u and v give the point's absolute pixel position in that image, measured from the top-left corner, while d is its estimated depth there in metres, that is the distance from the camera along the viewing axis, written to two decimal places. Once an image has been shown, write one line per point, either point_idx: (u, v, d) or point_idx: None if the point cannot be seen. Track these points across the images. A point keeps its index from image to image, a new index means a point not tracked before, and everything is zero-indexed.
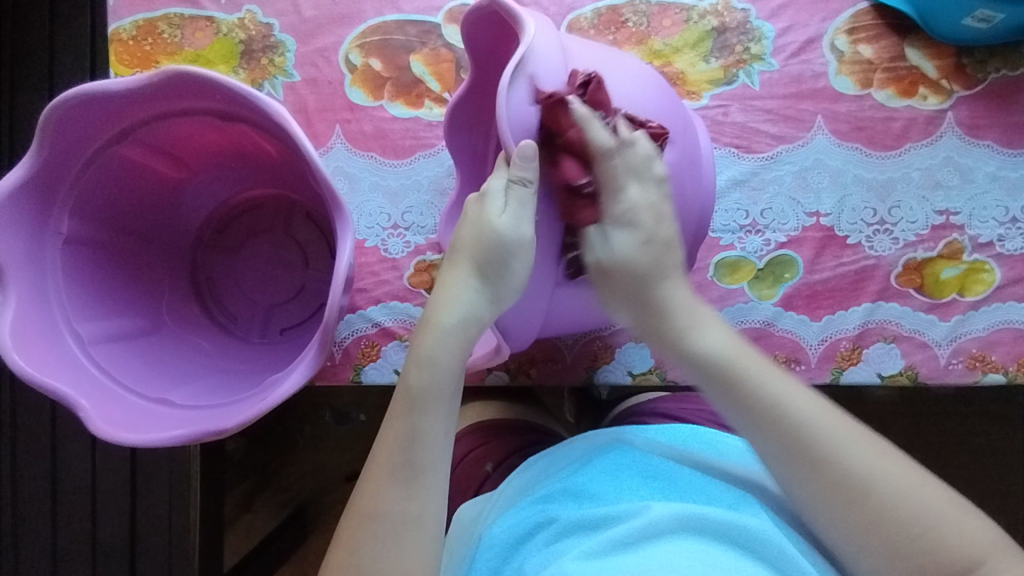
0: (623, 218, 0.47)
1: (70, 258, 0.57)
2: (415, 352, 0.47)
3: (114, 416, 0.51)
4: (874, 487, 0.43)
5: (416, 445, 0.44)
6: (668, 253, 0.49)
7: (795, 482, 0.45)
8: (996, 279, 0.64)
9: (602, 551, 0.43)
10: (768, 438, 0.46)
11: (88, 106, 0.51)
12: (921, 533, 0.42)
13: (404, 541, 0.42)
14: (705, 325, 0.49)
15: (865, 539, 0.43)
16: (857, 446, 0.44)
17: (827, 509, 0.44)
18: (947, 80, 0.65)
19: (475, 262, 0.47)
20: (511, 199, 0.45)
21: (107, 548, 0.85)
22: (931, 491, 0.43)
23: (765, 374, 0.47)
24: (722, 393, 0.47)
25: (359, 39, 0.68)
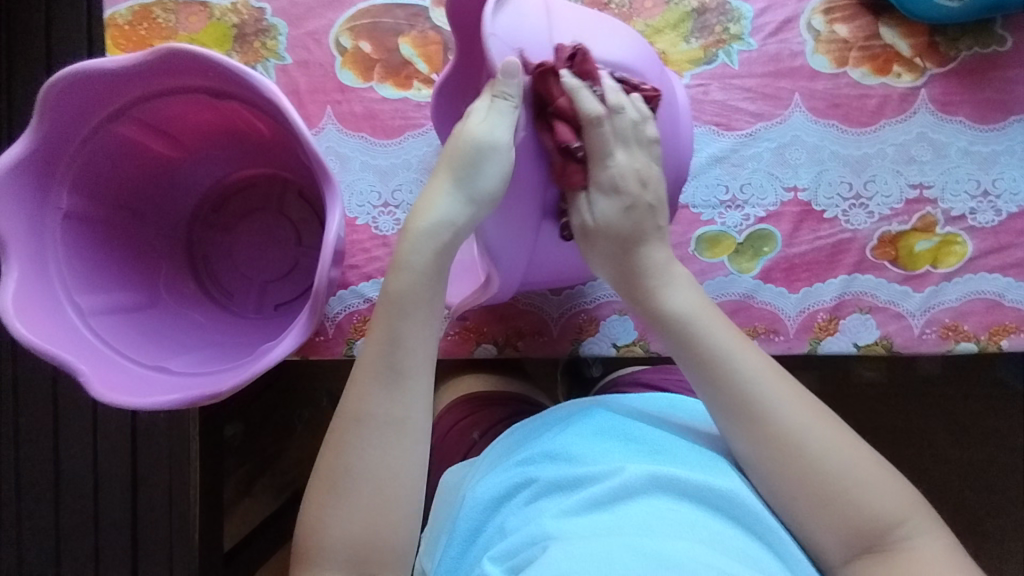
0: (608, 184, 0.51)
1: (70, 233, 0.59)
2: (397, 258, 0.49)
3: (114, 381, 0.54)
4: (808, 449, 0.47)
5: (396, 348, 0.48)
6: (649, 218, 0.52)
7: (739, 439, 0.49)
8: (968, 251, 0.66)
9: (578, 510, 0.45)
10: (717, 394, 0.50)
11: (84, 83, 0.53)
12: (849, 494, 0.47)
13: (388, 441, 0.47)
14: (678, 285, 0.53)
15: (800, 495, 0.47)
16: (795, 409, 0.49)
17: (771, 463, 0.48)
18: (920, 58, 0.67)
19: (456, 169, 0.49)
20: (491, 112, 0.47)
21: (109, 526, 0.87)
22: (860, 460, 0.48)
23: (723, 336, 0.51)
24: (684, 350, 0.51)
25: (348, 22, 0.70)
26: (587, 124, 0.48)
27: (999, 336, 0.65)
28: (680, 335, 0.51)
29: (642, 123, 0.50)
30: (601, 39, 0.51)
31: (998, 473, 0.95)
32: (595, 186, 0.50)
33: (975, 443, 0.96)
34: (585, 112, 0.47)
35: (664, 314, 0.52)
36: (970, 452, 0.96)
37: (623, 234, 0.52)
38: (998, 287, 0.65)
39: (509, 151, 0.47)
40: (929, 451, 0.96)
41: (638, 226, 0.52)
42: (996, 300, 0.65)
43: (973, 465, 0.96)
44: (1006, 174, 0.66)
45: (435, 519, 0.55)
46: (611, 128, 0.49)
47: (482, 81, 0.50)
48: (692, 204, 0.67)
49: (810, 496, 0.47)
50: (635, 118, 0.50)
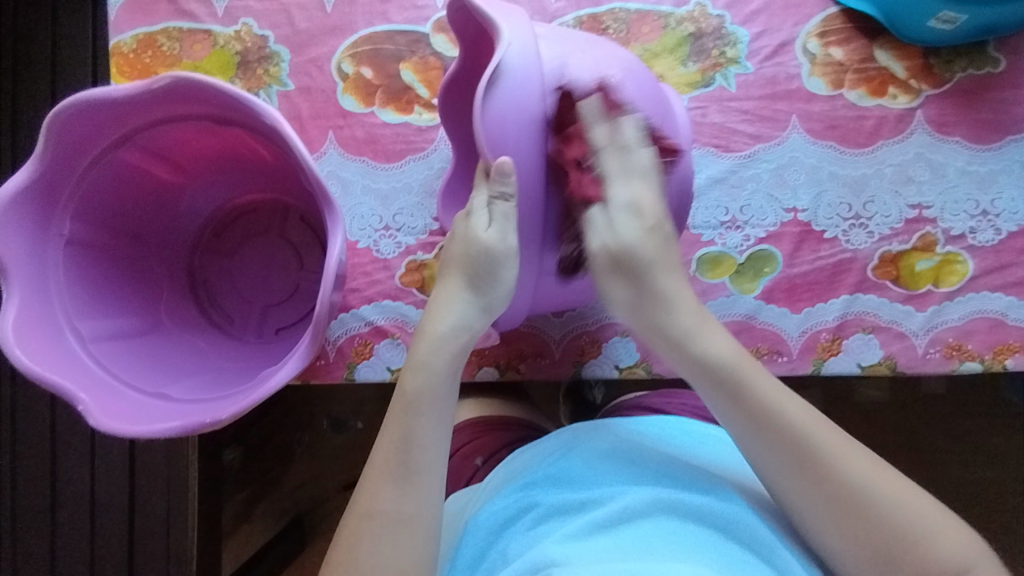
0: (628, 206, 0.47)
1: (72, 259, 0.59)
2: (411, 357, 0.49)
3: (114, 408, 0.53)
4: (861, 492, 0.43)
5: (411, 447, 0.46)
6: (667, 251, 0.48)
7: (784, 484, 0.45)
8: (969, 270, 0.66)
9: (582, 533, 0.45)
10: (756, 432, 0.46)
11: (88, 112, 0.53)
12: (914, 548, 0.42)
13: (394, 538, 0.44)
14: (711, 331, 0.48)
15: (839, 527, 0.44)
16: (847, 457, 0.44)
17: (809, 501, 0.44)
18: (915, 80, 0.68)
19: (466, 272, 0.49)
20: (495, 215, 0.48)
21: (106, 554, 0.86)
22: (921, 502, 0.43)
23: (759, 375, 0.47)
24: (724, 399, 0.47)
25: (350, 49, 0.71)
26: (594, 153, 0.47)
27: (1003, 355, 0.65)
28: (719, 379, 0.47)
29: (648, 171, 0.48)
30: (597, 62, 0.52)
31: (1004, 493, 0.94)
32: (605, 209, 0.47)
33: (986, 463, 0.95)
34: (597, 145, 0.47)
35: (695, 357, 0.47)
36: (980, 470, 0.95)
37: (638, 261, 0.47)
38: (1000, 306, 0.65)
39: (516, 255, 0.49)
40: (935, 471, 0.95)
41: (653, 255, 0.48)
42: (999, 319, 0.65)
43: (981, 486, 0.95)
44: (1004, 193, 0.66)
45: None
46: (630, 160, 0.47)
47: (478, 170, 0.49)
48: (693, 225, 0.67)
49: (869, 549, 0.43)
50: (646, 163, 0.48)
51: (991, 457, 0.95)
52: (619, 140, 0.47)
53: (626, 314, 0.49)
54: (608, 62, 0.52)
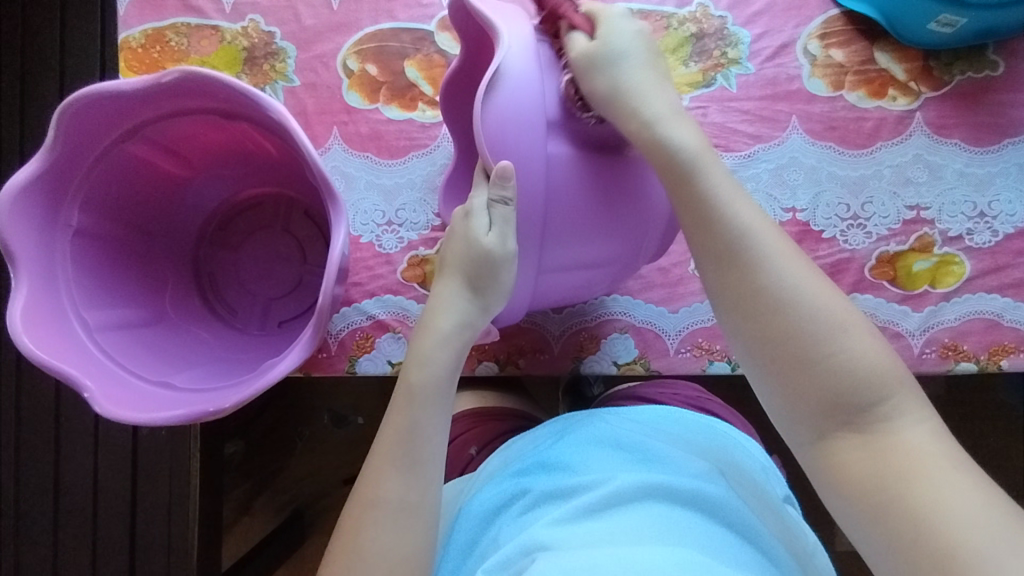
0: (623, 15, 0.51)
1: (79, 250, 0.60)
2: (415, 352, 0.52)
3: (120, 395, 0.54)
4: (798, 301, 0.45)
5: (414, 437, 0.49)
6: (655, 56, 0.52)
7: (723, 289, 0.47)
8: (966, 271, 0.66)
9: (570, 518, 0.45)
10: (706, 233, 0.48)
11: (97, 105, 0.54)
12: (830, 354, 0.44)
13: (403, 524, 0.47)
14: (678, 121, 0.50)
15: (770, 339, 0.45)
16: (787, 262, 0.46)
17: (743, 312, 0.46)
18: (915, 82, 0.68)
19: (465, 272, 0.52)
20: (495, 219, 0.49)
21: (108, 543, 0.87)
22: (855, 324, 0.45)
23: (719, 180, 0.49)
24: (675, 183, 0.49)
25: (355, 46, 0.72)
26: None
27: (998, 356, 0.66)
28: (677, 172, 0.49)
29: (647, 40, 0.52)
30: None
31: None
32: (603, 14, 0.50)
33: (984, 465, 0.95)
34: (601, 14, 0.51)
35: (659, 145, 0.49)
36: (978, 472, 0.95)
37: (615, 49, 0.49)
38: (996, 307, 0.66)
39: (515, 259, 0.51)
40: None
41: (633, 51, 0.50)
42: (995, 320, 0.66)
43: None
44: (1002, 196, 0.67)
45: None
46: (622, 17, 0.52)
47: (478, 172, 0.51)
48: None
49: (784, 359, 0.45)
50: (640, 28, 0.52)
51: (989, 458, 0.95)
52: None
53: (599, 107, 0.49)
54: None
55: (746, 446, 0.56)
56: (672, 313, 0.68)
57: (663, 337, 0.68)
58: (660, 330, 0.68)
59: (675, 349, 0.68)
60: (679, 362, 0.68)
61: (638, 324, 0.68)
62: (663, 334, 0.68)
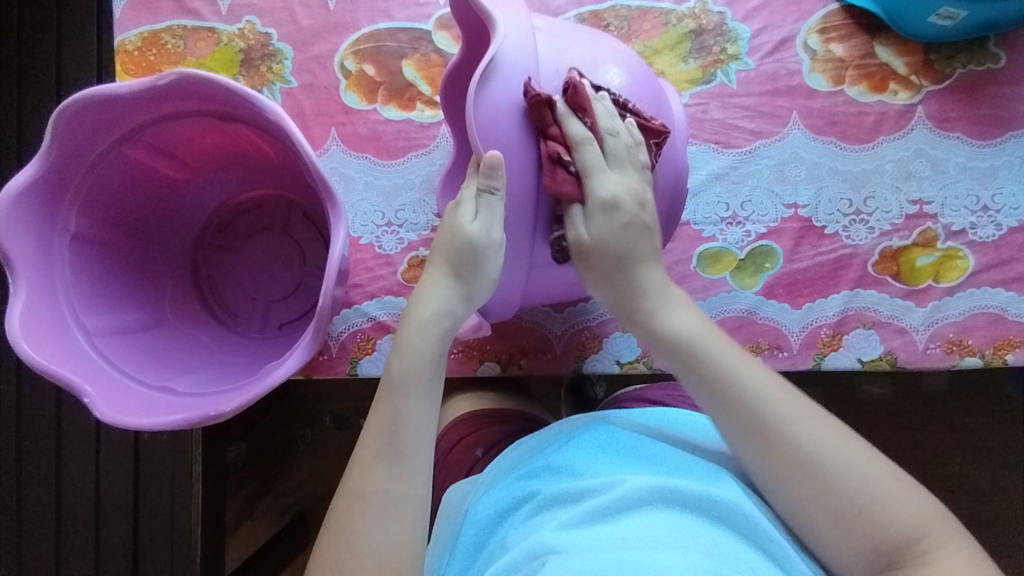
0: (602, 204, 0.49)
1: (77, 254, 0.59)
2: (399, 343, 0.51)
3: (119, 401, 0.54)
4: (809, 450, 0.47)
5: (398, 426, 0.48)
6: (645, 239, 0.52)
7: (749, 457, 0.48)
8: (970, 265, 0.66)
9: (581, 522, 0.45)
10: (722, 407, 0.49)
11: (94, 108, 0.54)
12: (868, 512, 0.45)
13: (390, 515, 0.45)
14: (676, 306, 0.52)
15: (801, 487, 0.46)
16: (762, 385, 0.49)
17: (771, 481, 0.48)
18: (916, 75, 0.68)
19: (450, 261, 0.50)
20: (481, 208, 0.48)
21: (110, 549, 0.87)
22: (869, 461, 0.47)
23: (720, 345, 0.51)
24: (683, 371, 0.51)
25: (352, 46, 0.72)
26: (577, 145, 0.49)
27: (1004, 350, 0.65)
28: (682, 357, 0.51)
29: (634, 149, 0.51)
30: (595, 56, 0.52)
31: (1004, 490, 0.95)
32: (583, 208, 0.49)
33: (989, 460, 0.95)
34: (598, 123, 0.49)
35: (665, 339, 0.51)
36: (984, 467, 0.95)
37: (613, 252, 0.51)
38: (1001, 301, 0.65)
39: (501, 247, 0.49)
40: (936, 470, 0.95)
41: (630, 247, 0.51)
42: (1000, 314, 0.65)
43: (985, 482, 0.95)
44: (1005, 189, 0.66)
45: (440, 535, 0.54)
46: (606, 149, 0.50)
47: (472, 162, 0.50)
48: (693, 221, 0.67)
49: (818, 500, 0.46)
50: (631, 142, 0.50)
51: (994, 453, 0.95)
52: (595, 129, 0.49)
53: (602, 296, 0.54)
54: (606, 55, 0.52)
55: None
56: None
57: None
58: None
59: None
60: None
61: None
62: None
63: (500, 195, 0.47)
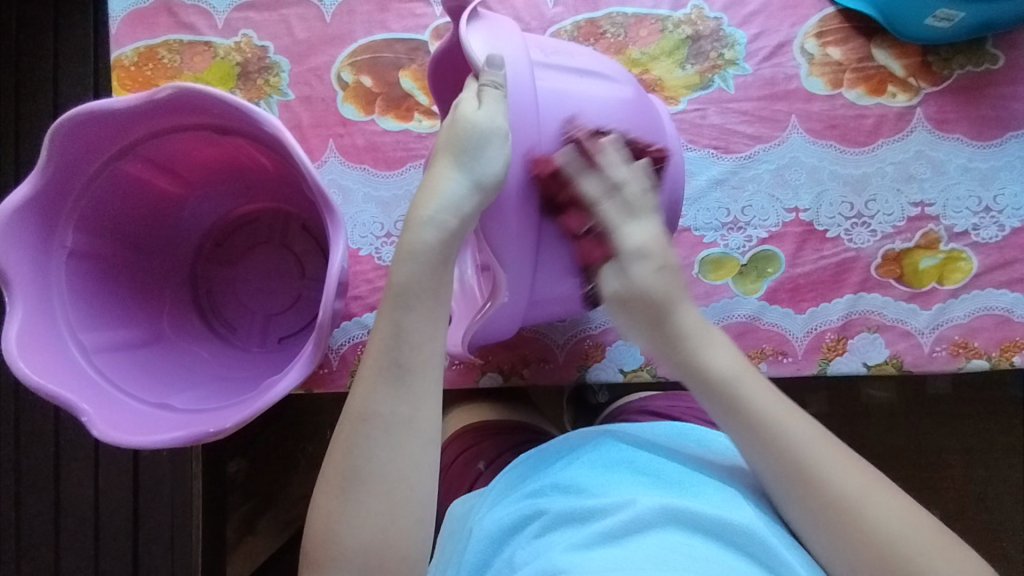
0: (637, 252, 0.50)
1: (74, 271, 0.59)
2: (400, 247, 0.46)
3: (116, 419, 0.53)
4: (856, 502, 0.45)
5: (401, 343, 0.45)
6: (676, 286, 0.51)
7: (793, 505, 0.47)
8: (974, 267, 0.66)
9: (589, 541, 0.44)
10: (770, 461, 0.47)
11: (91, 123, 0.53)
12: (907, 564, 0.43)
13: (399, 442, 0.44)
14: (715, 343, 0.51)
15: (833, 532, 0.45)
16: (801, 426, 0.48)
17: (816, 520, 0.46)
18: (914, 78, 0.68)
19: (453, 150, 0.46)
20: (485, 98, 0.45)
21: (110, 568, 0.86)
22: (913, 515, 0.45)
23: (763, 395, 0.49)
24: (723, 409, 0.49)
25: (349, 58, 0.72)
26: (594, 204, 0.49)
27: (1010, 352, 0.65)
28: (723, 404, 0.49)
29: (643, 194, 0.51)
30: (572, 50, 0.55)
31: (1013, 493, 0.93)
32: (619, 261, 0.50)
33: (999, 464, 0.94)
34: (586, 195, 0.48)
35: (701, 379, 0.50)
36: (994, 472, 0.94)
37: (653, 304, 0.50)
38: (1006, 303, 0.65)
39: (506, 137, 0.45)
40: (945, 474, 0.94)
41: (668, 294, 0.50)
42: (1005, 316, 0.65)
43: (995, 487, 0.94)
44: (1007, 190, 0.66)
45: (441, 556, 0.52)
46: (625, 201, 0.50)
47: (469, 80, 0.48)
48: (694, 227, 0.67)
49: (851, 547, 0.44)
50: (643, 187, 0.51)
51: (1004, 457, 0.94)
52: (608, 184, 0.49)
53: (638, 340, 0.52)
54: (579, 50, 0.55)
55: None
56: None
57: None
58: None
59: None
60: None
61: None
62: None
63: (505, 92, 0.45)
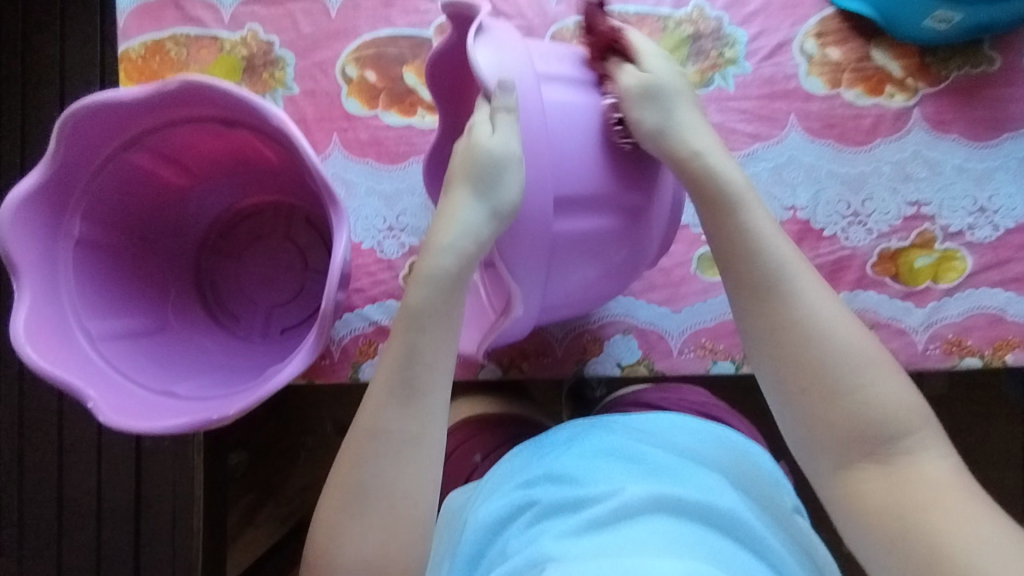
0: (656, 55, 0.52)
1: (81, 259, 0.60)
2: (416, 271, 0.48)
3: (122, 405, 0.54)
4: (818, 328, 0.47)
5: (414, 363, 0.47)
6: (688, 96, 0.52)
7: (756, 321, 0.48)
8: (968, 266, 0.66)
9: (581, 531, 0.45)
10: (751, 271, 0.49)
11: (99, 113, 0.54)
12: (853, 389, 0.46)
13: (403, 459, 0.46)
14: (716, 155, 0.51)
15: (785, 362, 0.47)
16: (782, 247, 0.49)
17: (774, 344, 0.48)
18: (912, 78, 0.68)
19: (470, 177, 0.48)
20: (498, 124, 0.46)
21: (112, 555, 0.87)
22: (870, 350, 0.47)
23: (755, 213, 0.50)
24: (715, 218, 0.50)
25: (354, 53, 0.72)
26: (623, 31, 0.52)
27: (1003, 350, 0.65)
28: (718, 204, 0.50)
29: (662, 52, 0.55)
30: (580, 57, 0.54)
31: (1001, 491, 0.95)
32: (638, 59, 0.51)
33: (991, 462, 0.95)
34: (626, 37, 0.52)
35: (700, 177, 0.50)
36: (986, 470, 0.95)
37: (666, 93, 0.50)
38: (999, 302, 0.66)
39: (521, 161, 0.46)
40: None
41: (681, 95, 0.51)
42: (998, 314, 0.66)
43: (987, 484, 0.95)
44: (1002, 190, 0.67)
45: (439, 546, 0.54)
46: (646, 44, 0.53)
47: (479, 101, 0.49)
48: (690, 223, 0.69)
49: (801, 368, 0.47)
50: (654, 49, 0.53)
51: (996, 455, 0.95)
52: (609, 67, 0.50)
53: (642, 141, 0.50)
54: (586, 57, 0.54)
55: (760, 459, 0.56)
56: (673, 313, 0.68)
57: (666, 338, 0.68)
58: (663, 331, 0.68)
59: (679, 349, 0.68)
60: (682, 363, 0.68)
61: (640, 325, 0.68)
62: (666, 335, 0.68)
63: (517, 116, 0.46)
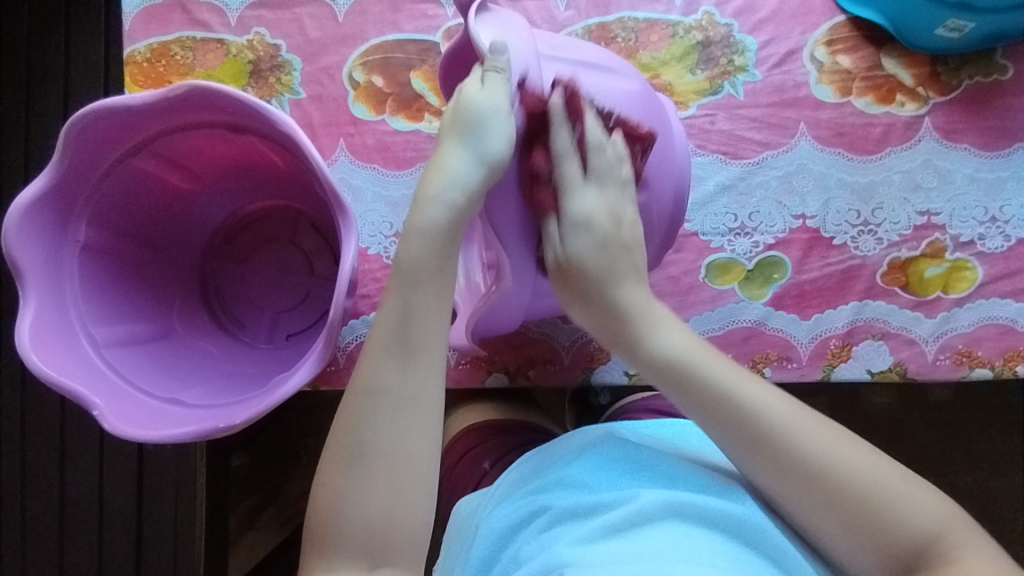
0: (580, 217, 0.49)
1: (87, 265, 0.59)
2: (407, 226, 0.47)
3: (127, 413, 0.54)
4: (823, 462, 0.45)
5: (410, 322, 0.46)
6: (623, 256, 0.51)
7: (758, 473, 0.47)
8: (978, 276, 0.66)
9: (595, 537, 0.44)
10: (728, 430, 0.47)
11: (106, 119, 0.54)
12: (882, 508, 0.44)
13: (404, 418, 0.45)
14: (665, 327, 0.51)
15: (803, 495, 0.45)
16: (759, 393, 0.47)
17: (785, 489, 0.46)
18: (923, 87, 0.68)
19: (458, 130, 0.45)
20: (488, 79, 0.44)
21: (113, 560, 0.86)
22: (877, 464, 0.45)
23: (719, 367, 0.49)
24: (682, 391, 0.49)
25: (361, 57, 0.72)
26: (573, 147, 0.48)
27: (1014, 361, 0.65)
28: (674, 376, 0.49)
29: (620, 162, 0.49)
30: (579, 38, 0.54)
31: (1010, 500, 0.94)
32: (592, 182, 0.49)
33: (998, 470, 0.94)
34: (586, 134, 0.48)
35: (661, 361, 0.50)
36: (994, 478, 0.94)
37: (590, 275, 0.51)
38: (1010, 312, 0.65)
39: (510, 115, 0.44)
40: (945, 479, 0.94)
41: (611, 266, 0.51)
42: (1009, 325, 0.65)
43: (995, 492, 0.94)
44: (1013, 200, 0.67)
45: (448, 554, 0.53)
46: (602, 155, 0.48)
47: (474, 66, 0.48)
48: (701, 231, 0.67)
49: (823, 506, 0.45)
50: (618, 154, 0.49)
51: (1003, 464, 0.94)
52: (584, 135, 0.47)
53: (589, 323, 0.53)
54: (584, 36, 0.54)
55: None
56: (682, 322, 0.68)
57: None
58: None
59: None
60: None
61: None
62: None
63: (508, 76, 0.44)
